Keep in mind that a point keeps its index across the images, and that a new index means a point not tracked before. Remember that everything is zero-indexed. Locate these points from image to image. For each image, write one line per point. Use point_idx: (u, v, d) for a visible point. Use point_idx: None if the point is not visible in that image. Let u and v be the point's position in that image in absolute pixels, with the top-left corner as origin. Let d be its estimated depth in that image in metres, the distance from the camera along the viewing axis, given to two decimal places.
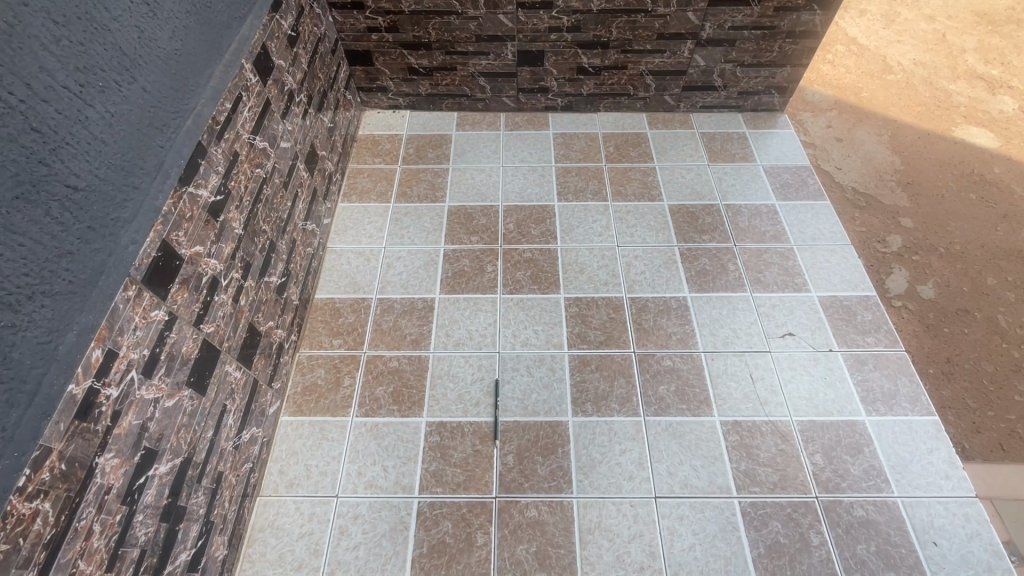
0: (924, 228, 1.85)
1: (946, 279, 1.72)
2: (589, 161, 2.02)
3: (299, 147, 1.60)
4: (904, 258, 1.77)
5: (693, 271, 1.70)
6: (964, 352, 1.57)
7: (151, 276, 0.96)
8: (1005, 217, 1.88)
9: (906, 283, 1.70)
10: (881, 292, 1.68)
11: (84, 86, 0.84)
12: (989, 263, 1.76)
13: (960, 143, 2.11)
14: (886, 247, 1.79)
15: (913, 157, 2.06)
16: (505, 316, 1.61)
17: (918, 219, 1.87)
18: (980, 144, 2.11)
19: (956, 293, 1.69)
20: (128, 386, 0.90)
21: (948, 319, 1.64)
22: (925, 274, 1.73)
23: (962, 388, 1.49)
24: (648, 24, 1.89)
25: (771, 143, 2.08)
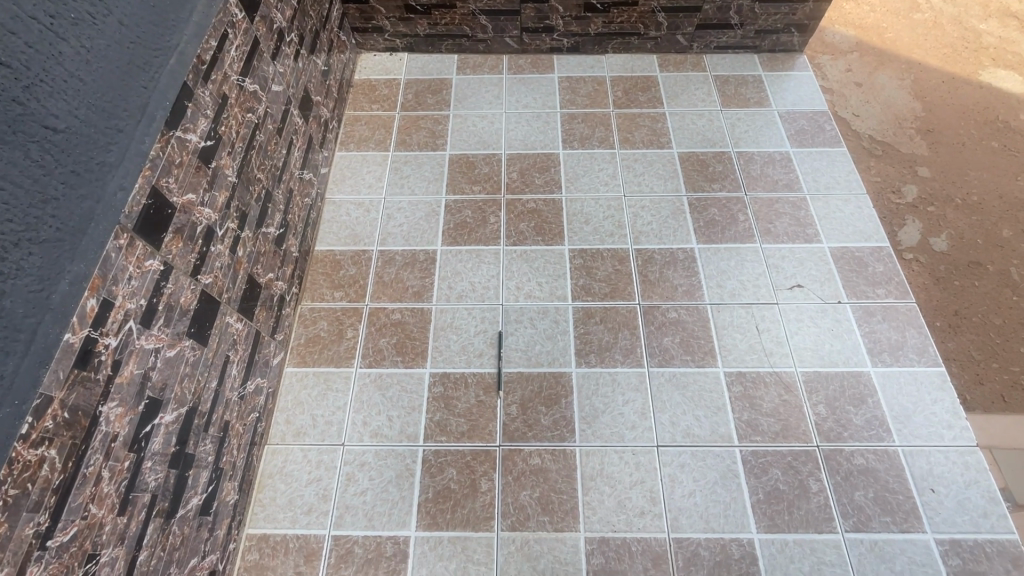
0: (941, 177, 1.78)
1: (959, 231, 1.67)
2: (596, 106, 1.93)
3: (292, 91, 1.53)
4: (919, 208, 1.71)
5: (701, 221, 1.65)
6: (974, 304, 1.54)
7: (143, 224, 0.93)
8: None
9: (919, 235, 1.65)
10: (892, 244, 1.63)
11: (55, 18, 0.80)
12: (1005, 214, 1.71)
13: (985, 89, 1.99)
14: (901, 198, 1.73)
15: (935, 103, 1.96)
16: (507, 268, 1.58)
17: (935, 168, 1.80)
18: (1008, 88, 2.00)
19: (969, 245, 1.64)
20: (127, 336, 0.89)
21: (959, 272, 1.60)
22: (938, 226, 1.68)
23: (967, 341, 1.48)
24: None
25: (788, 86, 1.97)
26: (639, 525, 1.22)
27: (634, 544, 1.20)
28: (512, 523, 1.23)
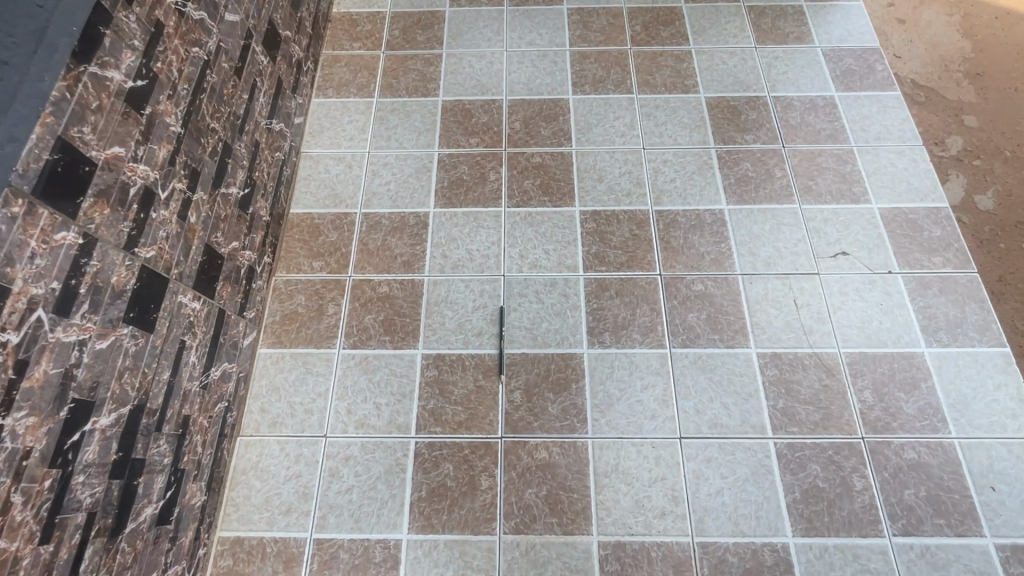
0: (991, 127, 1.52)
1: (1010, 187, 1.43)
2: (611, 43, 1.67)
3: (253, 22, 1.28)
4: (963, 161, 1.47)
5: (732, 178, 1.44)
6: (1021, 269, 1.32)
7: (48, 186, 0.73)
8: None
9: (962, 191, 1.42)
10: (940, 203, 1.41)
11: None
12: None
13: None
14: (944, 149, 1.48)
15: (987, 41, 1.67)
16: (510, 234, 1.38)
17: (985, 116, 1.54)
18: None
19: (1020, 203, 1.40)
20: (34, 329, 0.71)
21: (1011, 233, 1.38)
22: (985, 180, 1.44)
23: (1011, 310, 1.27)
24: None
25: (833, 19, 1.70)
26: (660, 528, 1.08)
27: (655, 550, 1.07)
28: (517, 526, 1.09)
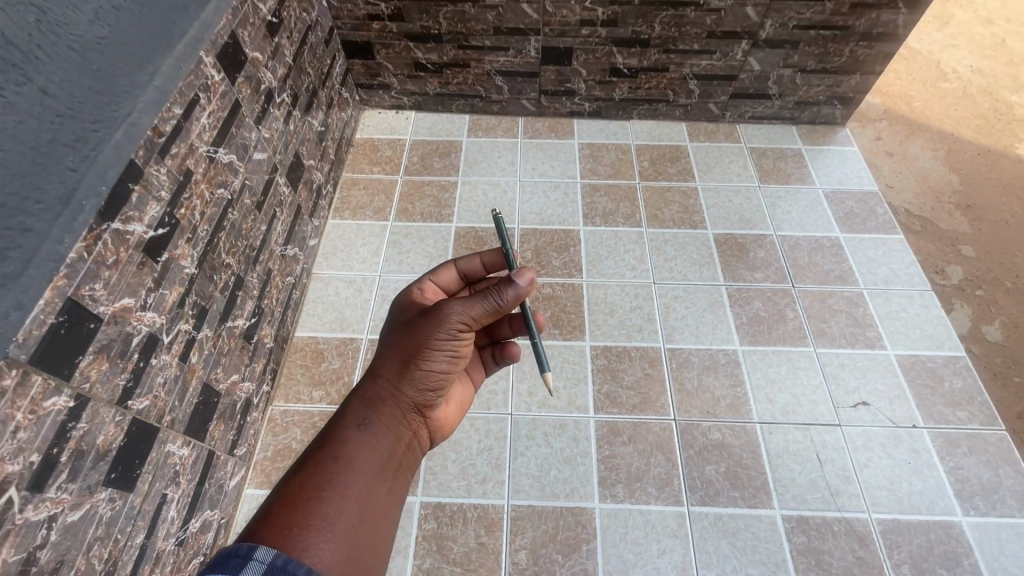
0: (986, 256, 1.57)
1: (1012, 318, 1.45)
2: (620, 178, 1.73)
3: (279, 157, 1.33)
4: (965, 292, 1.49)
5: (744, 317, 1.43)
6: None
7: (47, 351, 0.70)
8: None
9: (969, 322, 1.43)
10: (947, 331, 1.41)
11: None
12: None
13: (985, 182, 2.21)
14: (946, 278, 1.52)
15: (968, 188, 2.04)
16: (519, 368, 1.33)
17: (980, 246, 1.59)
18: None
19: None
20: (3, 513, 0.65)
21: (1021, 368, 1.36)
22: (989, 312, 1.46)
23: None
24: (698, 20, 1.57)
25: (832, 162, 1.79)
26: None
27: None
28: None
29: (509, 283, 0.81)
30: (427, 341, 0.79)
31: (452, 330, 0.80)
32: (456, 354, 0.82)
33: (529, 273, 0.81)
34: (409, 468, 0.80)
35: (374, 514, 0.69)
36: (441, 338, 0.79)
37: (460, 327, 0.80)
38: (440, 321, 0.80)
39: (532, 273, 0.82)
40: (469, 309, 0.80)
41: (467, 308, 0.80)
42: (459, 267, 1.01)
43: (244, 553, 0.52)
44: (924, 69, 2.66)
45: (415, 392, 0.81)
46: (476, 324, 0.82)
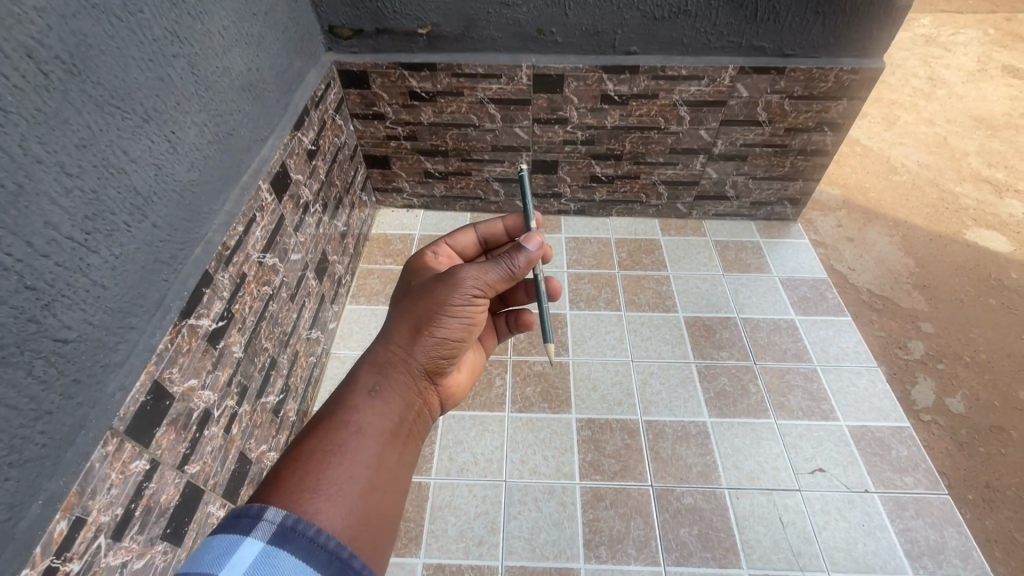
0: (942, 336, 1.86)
1: (972, 392, 1.67)
2: (602, 267, 1.98)
3: (310, 256, 1.58)
4: (927, 366, 1.71)
5: (712, 392, 1.61)
6: (1004, 475, 1.47)
7: (136, 424, 0.89)
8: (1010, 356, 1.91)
9: (932, 395, 1.64)
10: (907, 403, 1.61)
11: (109, 222, 0.85)
12: (1015, 376, 1.84)
13: (953, 255, 2.35)
14: (909, 354, 1.74)
15: (925, 261, 2.30)
16: (511, 438, 1.51)
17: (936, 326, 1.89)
18: (996, 249, 2.41)
19: (986, 409, 1.62)
20: (93, 555, 0.81)
21: (981, 438, 1.56)
22: (951, 385, 1.67)
23: (1005, 519, 1.39)
24: (661, 140, 1.89)
25: (787, 253, 2.05)
26: None
27: None
28: None
29: (519, 250, 0.96)
30: (442, 307, 0.92)
31: (467, 291, 0.93)
32: (467, 315, 0.95)
33: (536, 240, 0.97)
34: (420, 423, 0.92)
35: (390, 457, 0.78)
36: (457, 301, 0.92)
37: (473, 289, 0.93)
38: (455, 285, 0.92)
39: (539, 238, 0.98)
40: (483, 274, 0.93)
41: (479, 272, 0.93)
42: (474, 231, 1.22)
43: (255, 513, 0.57)
44: (878, 161, 2.95)
45: (427, 354, 0.93)
46: (487, 288, 0.95)
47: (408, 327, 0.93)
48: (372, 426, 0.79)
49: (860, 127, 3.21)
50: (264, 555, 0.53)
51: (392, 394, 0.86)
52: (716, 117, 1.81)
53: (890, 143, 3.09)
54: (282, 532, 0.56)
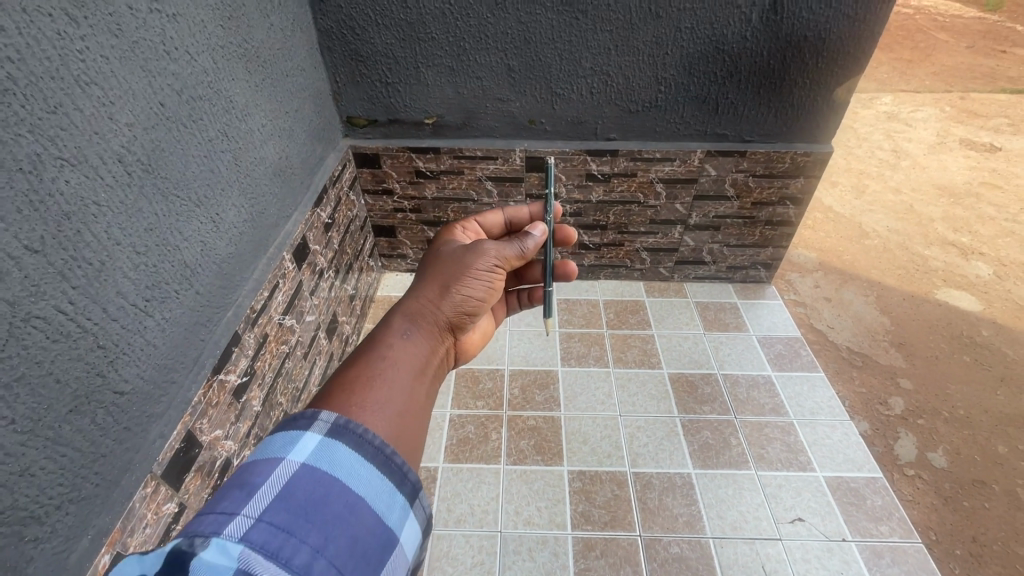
0: (923, 393, 2.05)
1: (953, 447, 1.84)
2: (591, 327, 2.13)
3: (322, 318, 1.73)
4: (910, 422, 1.91)
5: (696, 444, 1.71)
6: (988, 529, 1.60)
7: (171, 469, 1.02)
8: (986, 411, 2.03)
9: (916, 450, 1.80)
10: (893, 458, 1.75)
11: (162, 289, 1.00)
12: (995, 430, 1.95)
13: (923, 312, 2.52)
14: (890, 410, 1.94)
15: (898, 318, 2.46)
16: (507, 489, 1.59)
17: (917, 384, 2.09)
18: (963, 306, 2.58)
19: (967, 464, 1.79)
20: None
21: (965, 492, 1.71)
22: (932, 441, 1.85)
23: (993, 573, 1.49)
24: (642, 212, 2.09)
25: (763, 313, 2.21)
26: None
27: None
28: None
29: (531, 233, 1.15)
30: (471, 269, 1.05)
31: (490, 260, 1.08)
32: (488, 283, 1.08)
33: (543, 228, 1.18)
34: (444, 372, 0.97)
35: (427, 389, 0.84)
36: (482, 267, 1.07)
37: (495, 259, 1.09)
38: (480, 254, 1.08)
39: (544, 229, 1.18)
40: (503, 249, 1.10)
41: (501, 247, 1.10)
42: (490, 220, 1.35)
43: (311, 415, 0.62)
44: (849, 227, 3.18)
45: (455, 309, 1.02)
46: (504, 263, 1.11)
47: (435, 287, 1.03)
48: (412, 356, 0.86)
49: (831, 195, 3.47)
50: (322, 447, 0.59)
51: (426, 335, 0.93)
52: (689, 192, 2.03)
53: (862, 208, 3.36)
54: (335, 429, 0.61)
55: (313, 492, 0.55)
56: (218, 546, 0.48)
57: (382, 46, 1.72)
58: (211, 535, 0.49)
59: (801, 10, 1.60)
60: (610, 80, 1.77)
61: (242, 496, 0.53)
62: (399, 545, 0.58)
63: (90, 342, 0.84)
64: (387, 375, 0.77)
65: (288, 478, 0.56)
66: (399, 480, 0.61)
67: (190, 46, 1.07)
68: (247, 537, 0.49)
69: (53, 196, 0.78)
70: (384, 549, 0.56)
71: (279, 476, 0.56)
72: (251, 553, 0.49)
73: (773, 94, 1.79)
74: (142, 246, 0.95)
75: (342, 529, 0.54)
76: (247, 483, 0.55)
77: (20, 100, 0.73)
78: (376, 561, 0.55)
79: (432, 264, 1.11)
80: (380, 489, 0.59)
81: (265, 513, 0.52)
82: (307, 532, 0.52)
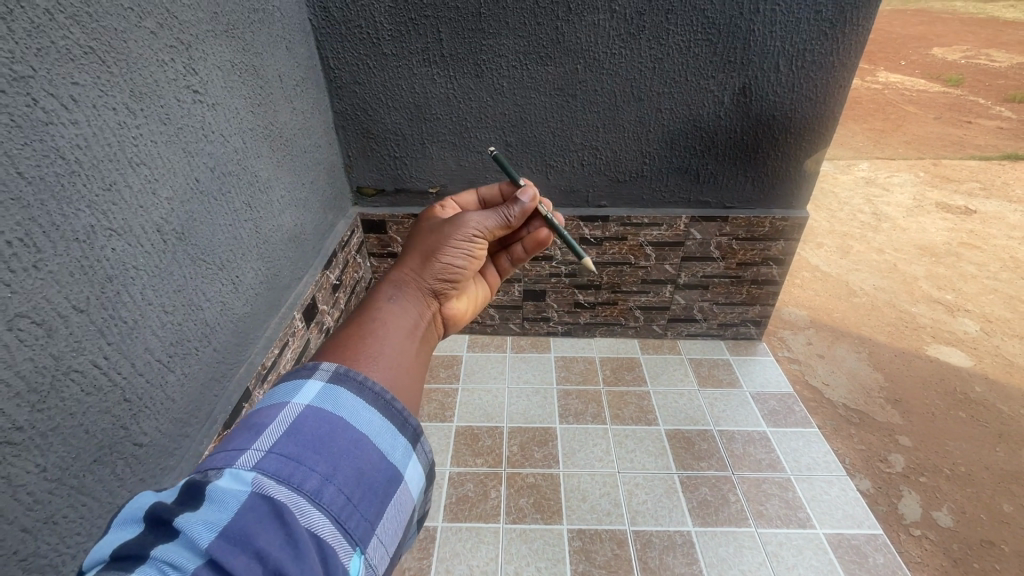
0: (923, 449, 2.07)
1: (957, 505, 1.85)
2: (589, 383, 2.18)
3: None
4: (912, 480, 1.92)
5: (694, 501, 1.72)
6: None
7: None
8: (987, 467, 2.04)
9: (921, 509, 1.80)
10: (899, 518, 1.74)
11: (182, 345, 1.07)
12: (999, 487, 1.95)
13: (916, 368, 2.57)
14: (891, 467, 1.95)
15: (890, 374, 2.52)
16: (506, 549, 1.58)
17: (916, 440, 2.12)
18: (955, 362, 2.64)
19: (972, 522, 1.79)
20: None
21: (974, 552, 1.70)
22: (935, 499, 1.86)
23: None
24: (633, 272, 2.20)
25: (755, 369, 2.27)
26: None
27: None
28: None
29: (517, 200, 1.13)
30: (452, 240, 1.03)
31: (473, 227, 1.06)
32: (472, 252, 1.07)
33: (531, 192, 1.15)
34: (433, 337, 0.98)
35: (415, 346, 0.81)
36: (464, 236, 1.05)
37: (478, 228, 1.07)
38: (464, 223, 1.06)
39: (533, 191, 1.15)
40: (485, 217, 1.08)
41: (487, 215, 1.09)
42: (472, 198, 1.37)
43: (313, 365, 0.64)
44: (837, 285, 3.29)
45: (440, 279, 1.01)
46: (489, 229, 1.09)
47: (419, 257, 1.02)
48: (399, 317, 0.85)
49: (817, 256, 3.62)
50: (326, 392, 0.61)
51: (413, 304, 0.92)
52: (677, 254, 2.15)
53: (847, 268, 3.49)
54: (336, 376, 0.63)
55: (318, 428, 0.57)
56: (234, 472, 0.51)
57: (391, 125, 1.89)
58: (228, 465, 0.52)
59: (768, 94, 1.79)
60: (598, 154, 1.94)
61: (253, 433, 0.55)
62: (404, 480, 0.60)
63: (118, 396, 0.90)
64: (376, 334, 0.76)
65: (295, 417, 0.57)
66: (400, 423, 0.63)
67: (224, 130, 1.21)
68: (260, 465, 0.52)
69: (101, 262, 0.87)
70: (388, 483, 0.58)
71: (287, 414, 0.58)
72: (263, 479, 0.51)
73: (749, 165, 1.95)
74: (170, 304, 1.03)
75: (348, 461, 0.56)
76: (257, 424, 0.57)
77: (83, 181, 0.84)
78: (380, 492, 0.57)
79: (416, 236, 1.10)
80: (383, 429, 0.61)
81: (275, 445, 0.54)
82: (316, 463, 0.54)
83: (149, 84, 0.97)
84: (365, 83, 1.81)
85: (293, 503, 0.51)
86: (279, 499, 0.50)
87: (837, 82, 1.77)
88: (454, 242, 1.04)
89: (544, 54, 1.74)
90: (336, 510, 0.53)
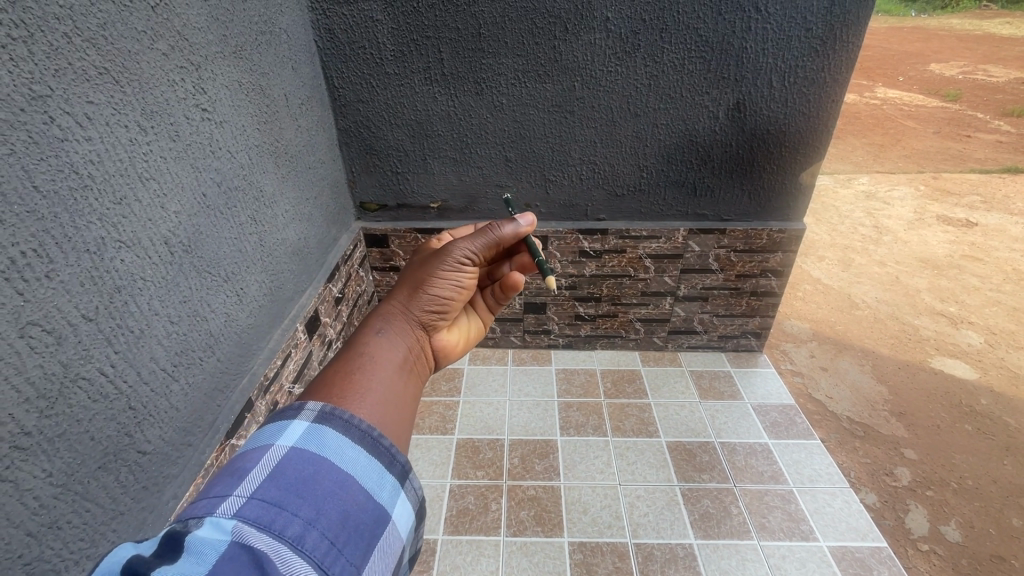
0: (929, 463, 2.05)
1: (963, 519, 1.83)
2: (590, 396, 2.19)
3: None
4: (918, 494, 1.90)
5: (696, 513, 1.71)
6: None
7: None
8: (995, 481, 2.02)
9: (928, 524, 1.78)
10: (905, 532, 1.73)
11: (186, 356, 1.09)
12: (1008, 501, 1.93)
13: (921, 381, 2.56)
14: (897, 481, 1.94)
15: (894, 387, 2.51)
16: (506, 563, 1.57)
17: (922, 453, 2.10)
18: (960, 375, 2.63)
19: (980, 537, 1.77)
20: None
21: (983, 566, 1.68)
22: (941, 512, 1.84)
23: None
24: (633, 284, 2.22)
25: (757, 381, 2.27)
26: None
27: None
28: None
29: (505, 225, 1.14)
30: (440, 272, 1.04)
31: (461, 256, 1.08)
32: (461, 282, 1.08)
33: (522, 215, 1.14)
34: (425, 371, 0.99)
35: (400, 379, 0.83)
36: (452, 266, 1.07)
37: (466, 256, 1.08)
38: (452, 253, 1.07)
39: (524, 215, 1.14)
40: (472, 244, 1.10)
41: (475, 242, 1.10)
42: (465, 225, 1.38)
43: (297, 406, 0.64)
44: (839, 298, 3.30)
45: (428, 311, 1.03)
46: (477, 256, 1.10)
47: (408, 291, 1.04)
48: (386, 352, 0.87)
49: (819, 268, 3.63)
50: (310, 432, 0.62)
51: (400, 337, 0.94)
52: (676, 266, 2.17)
53: (848, 280, 3.49)
54: (322, 415, 0.64)
55: (301, 474, 0.57)
56: (214, 521, 0.51)
57: (393, 141, 1.94)
58: (209, 513, 0.52)
59: (762, 109, 1.83)
60: (596, 169, 1.97)
61: (236, 480, 0.55)
62: (390, 520, 0.61)
63: (123, 404, 0.92)
64: (362, 371, 0.78)
65: (279, 460, 0.58)
66: (388, 461, 0.64)
67: (231, 145, 1.25)
68: (241, 513, 0.52)
69: (111, 272, 0.90)
70: (372, 525, 0.59)
71: (270, 459, 0.58)
72: (244, 527, 0.51)
73: (745, 179, 1.98)
74: (175, 314, 1.06)
75: (332, 505, 0.56)
76: (240, 470, 0.57)
77: (95, 194, 0.87)
78: (364, 534, 0.57)
79: (406, 269, 1.13)
80: (368, 472, 0.61)
81: (257, 492, 0.54)
82: (298, 508, 0.54)
83: (160, 102, 1.01)
84: (368, 101, 1.86)
85: (273, 551, 0.51)
86: (259, 548, 0.50)
87: (830, 97, 1.80)
88: (442, 272, 1.06)
89: (542, 74, 1.79)
90: (319, 556, 0.52)
